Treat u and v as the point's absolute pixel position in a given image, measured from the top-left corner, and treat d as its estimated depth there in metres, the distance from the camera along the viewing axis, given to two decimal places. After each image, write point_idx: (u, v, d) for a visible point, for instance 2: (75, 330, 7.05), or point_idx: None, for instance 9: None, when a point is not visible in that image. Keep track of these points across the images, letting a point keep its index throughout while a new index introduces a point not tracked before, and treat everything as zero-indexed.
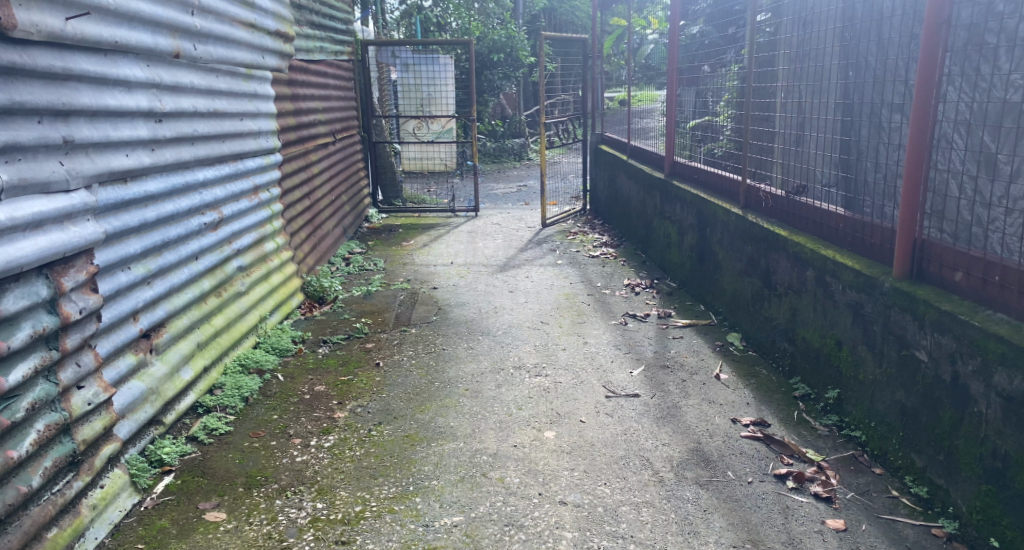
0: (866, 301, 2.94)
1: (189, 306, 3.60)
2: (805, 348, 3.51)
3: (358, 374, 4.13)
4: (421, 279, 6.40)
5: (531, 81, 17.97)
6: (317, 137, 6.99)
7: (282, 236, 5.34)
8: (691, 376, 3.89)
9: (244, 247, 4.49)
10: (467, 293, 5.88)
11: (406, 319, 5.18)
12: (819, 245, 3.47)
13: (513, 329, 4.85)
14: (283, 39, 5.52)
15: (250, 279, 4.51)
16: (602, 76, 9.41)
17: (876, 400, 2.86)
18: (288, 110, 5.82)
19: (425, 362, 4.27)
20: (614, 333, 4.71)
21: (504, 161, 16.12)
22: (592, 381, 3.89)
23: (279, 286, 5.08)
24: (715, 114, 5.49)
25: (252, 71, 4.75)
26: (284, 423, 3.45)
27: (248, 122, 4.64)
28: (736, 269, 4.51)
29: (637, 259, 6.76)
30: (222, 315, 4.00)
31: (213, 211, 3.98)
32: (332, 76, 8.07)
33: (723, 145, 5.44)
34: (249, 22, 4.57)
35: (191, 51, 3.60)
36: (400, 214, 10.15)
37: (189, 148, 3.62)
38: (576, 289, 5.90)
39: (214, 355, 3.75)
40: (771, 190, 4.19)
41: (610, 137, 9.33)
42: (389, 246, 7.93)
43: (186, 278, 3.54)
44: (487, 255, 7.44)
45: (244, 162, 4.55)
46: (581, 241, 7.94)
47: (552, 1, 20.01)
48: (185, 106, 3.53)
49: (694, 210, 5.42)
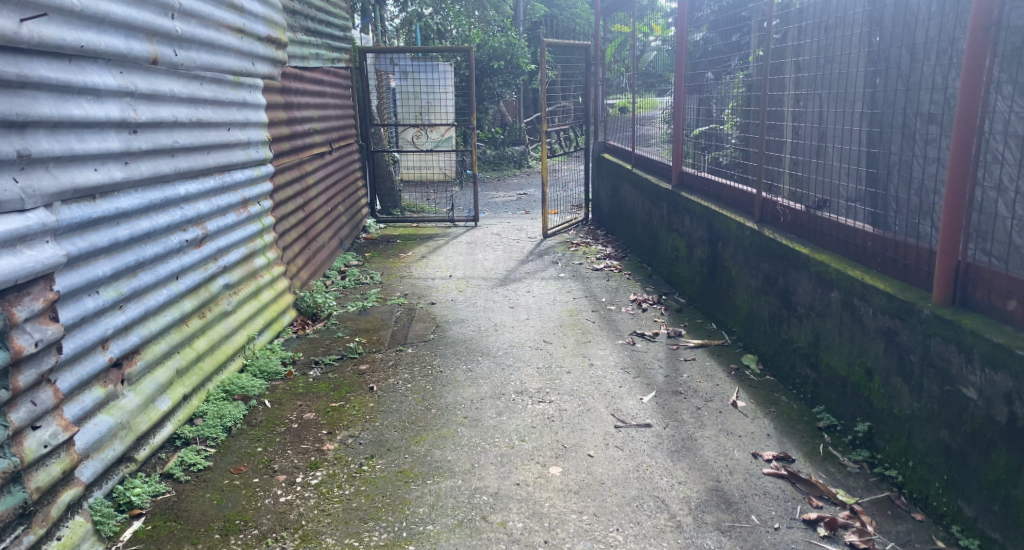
0: (901, 329, 2.69)
1: (169, 330, 3.35)
2: (830, 375, 3.27)
3: (350, 399, 3.86)
4: (418, 293, 6.16)
5: (531, 88, 17.79)
6: (312, 147, 6.76)
7: (274, 250, 5.10)
8: (706, 404, 3.64)
9: (232, 264, 4.25)
10: (466, 309, 5.64)
11: (402, 337, 4.93)
12: (844, 264, 3.23)
13: (514, 349, 4.61)
14: (275, 46, 5.29)
15: (237, 297, 4.27)
16: (604, 83, 9.18)
17: (914, 438, 2.61)
18: (280, 119, 5.59)
19: (421, 386, 4.02)
20: (622, 354, 4.46)
21: (504, 169, 15.90)
22: (600, 409, 3.64)
23: (270, 303, 4.84)
24: (720, 122, 5.26)
25: (241, 78, 4.52)
26: (268, 456, 3.20)
27: (237, 132, 4.41)
28: (751, 287, 4.26)
29: (643, 273, 6.52)
30: (205, 337, 3.76)
31: (197, 227, 3.74)
32: (329, 83, 7.85)
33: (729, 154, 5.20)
34: (238, 27, 4.35)
35: (171, 57, 3.37)
36: (399, 225, 9.93)
37: (169, 160, 3.38)
38: (580, 304, 5.66)
39: (195, 381, 3.51)
40: (789, 205, 3.96)
41: (614, 146, 9.10)
42: (386, 258, 7.69)
43: (164, 300, 3.29)
44: (487, 267, 7.20)
45: (231, 174, 4.31)
46: (584, 253, 7.70)
47: (553, 8, 19.88)
48: (165, 115, 3.30)
49: (704, 223, 5.18)
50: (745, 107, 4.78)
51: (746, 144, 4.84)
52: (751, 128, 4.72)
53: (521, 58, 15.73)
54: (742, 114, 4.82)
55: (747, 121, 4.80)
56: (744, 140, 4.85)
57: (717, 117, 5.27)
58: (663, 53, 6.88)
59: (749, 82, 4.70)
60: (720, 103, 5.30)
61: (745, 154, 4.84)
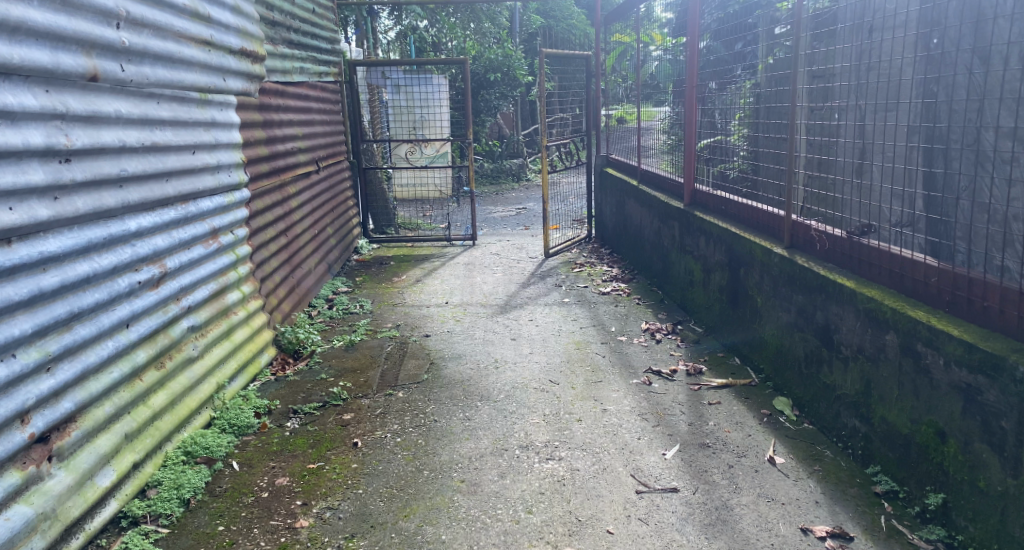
0: (987, 387, 2.23)
1: (116, 388, 2.89)
2: (885, 432, 2.80)
3: (329, 460, 3.39)
4: (412, 323, 5.70)
5: (529, 100, 17.40)
6: (297, 167, 6.33)
7: (250, 283, 4.66)
8: (739, 461, 3.17)
9: (197, 303, 3.80)
10: (464, 342, 5.17)
11: (392, 378, 4.46)
12: (903, 301, 2.76)
13: (517, 392, 4.13)
14: (251, 60, 4.86)
15: (204, 341, 3.81)
16: (605, 96, 8.79)
17: (1009, 521, 2.14)
18: (258, 138, 5.15)
19: (412, 441, 3.54)
20: (638, 397, 3.98)
21: (502, 183, 15.48)
22: (618, 468, 3.17)
23: (244, 343, 4.38)
24: (724, 134, 4.96)
25: (210, 95, 4.09)
26: (230, 538, 2.73)
27: (204, 155, 3.96)
28: (783, 321, 3.80)
29: (653, 297, 6.07)
30: (164, 391, 3.29)
31: (153, 265, 3.28)
32: (316, 99, 7.42)
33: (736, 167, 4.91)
34: (204, 39, 3.93)
35: (118, 73, 2.95)
36: (393, 245, 9.46)
37: (115, 192, 2.93)
38: (587, 335, 5.19)
39: (149, 445, 3.04)
40: (825, 230, 3.51)
41: (618, 160, 8.68)
42: (379, 283, 7.23)
43: (110, 353, 2.84)
44: (486, 292, 6.73)
45: (198, 202, 3.87)
46: (589, 274, 7.24)
47: (549, 19, 19.58)
48: (109, 140, 2.87)
49: (723, 246, 4.72)
50: (756, 121, 4.48)
51: (760, 159, 4.46)
52: (766, 141, 4.42)
53: (517, 70, 15.39)
54: (752, 129, 4.50)
55: (756, 135, 4.52)
56: (761, 154, 4.47)
57: (724, 130, 4.92)
58: (664, 63, 6.49)
59: (758, 93, 4.43)
60: (725, 114, 4.95)
61: (755, 169, 4.61)
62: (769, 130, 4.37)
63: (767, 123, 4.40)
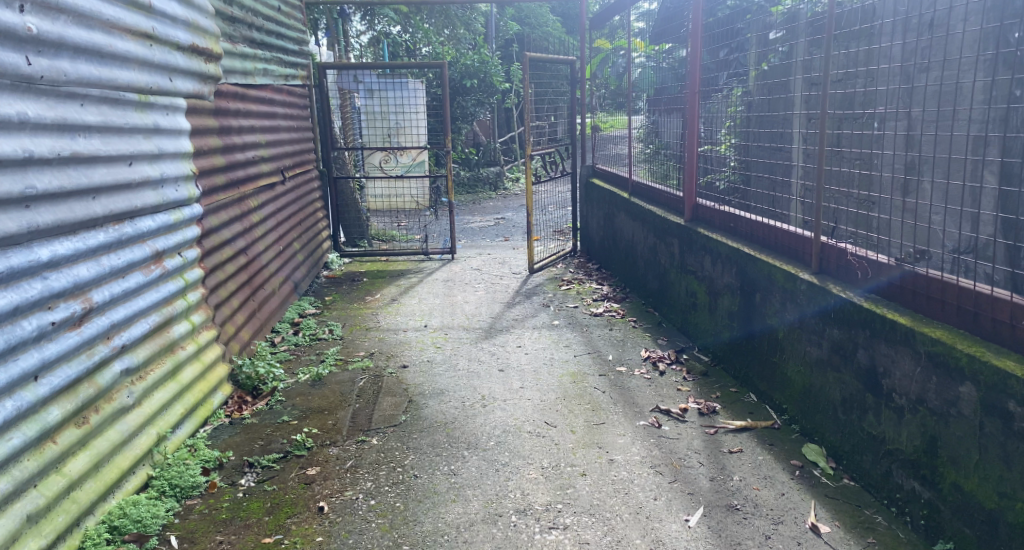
0: None
1: (18, 457, 2.32)
2: (959, 504, 2.35)
3: (289, 532, 2.84)
4: (388, 351, 5.16)
5: (506, 107, 16.96)
6: (259, 178, 5.77)
7: (202, 311, 4.09)
8: (776, 530, 2.69)
9: (134, 340, 3.22)
10: (446, 375, 4.62)
11: (364, 421, 3.93)
12: (981, 347, 2.33)
13: (510, 438, 3.62)
14: (204, 58, 4.31)
15: (142, 385, 3.24)
16: (587, 104, 8.35)
17: None
18: (213, 146, 4.59)
19: (389, 505, 3.02)
20: (647, 444, 3.50)
21: (479, 192, 15.01)
22: (635, 540, 2.67)
23: (193, 382, 3.81)
24: (712, 143, 4.87)
25: (152, 97, 3.53)
26: None
27: (145, 167, 3.40)
28: (811, 357, 3.35)
29: (650, 320, 5.60)
30: (88, 452, 2.72)
31: (74, 300, 2.72)
32: (282, 104, 6.87)
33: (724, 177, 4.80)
34: (143, 32, 3.38)
35: (22, 67, 2.41)
36: (366, 258, 8.92)
37: (17, 215, 2.39)
38: (583, 364, 4.70)
39: (62, 524, 2.47)
40: (865, 255, 3.08)
41: (605, 170, 8.25)
42: (351, 303, 6.68)
43: (7, 415, 2.27)
44: (468, 313, 6.21)
45: (136, 222, 3.30)
46: (577, 293, 6.77)
47: (525, 26, 19.17)
48: (6, 149, 2.32)
49: (733, 268, 4.27)
50: (744, 130, 4.42)
51: (752, 170, 4.35)
52: (758, 151, 4.30)
53: (494, 77, 14.94)
54: (742, 138, 4.43)
55: (748, 144, 4.40)
56: (774, 168, 4.06)
57: (710, 139, 4.86)
58: (648, 70, 6.47)
59: (749, 101, 4.36)
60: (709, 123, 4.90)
61: (745, 178, 4.46)
62: (762, 139, 4.26)
63: (758, 133, 4.29)
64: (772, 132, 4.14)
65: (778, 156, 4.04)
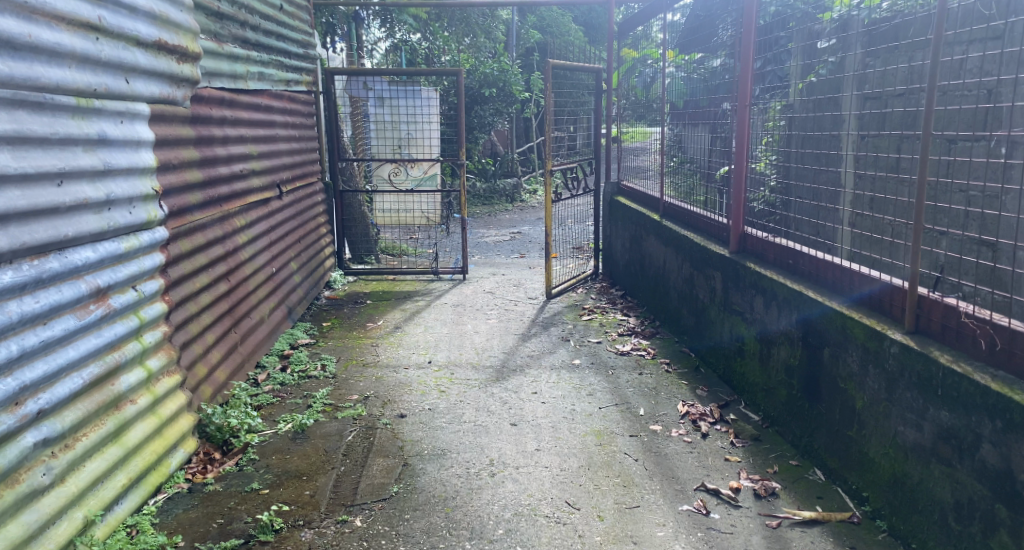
0: None
1: None
2: None
3: None
4: (385, 394, 4.52)
5: (525, 117, 16.39)
6: (248, 193, 5.16)
7: (164, 354, 3.44)
8: None
9: (61, 401, 2.59)
10: (449, 430, 3.95)
11: (348, 492, 3.27)
12: None
13: (522, 525, 2.95)
14: (177, 56, 3.70)
15: (69, 456, 2.60)
16: (612, 114, 7.70)
17: None
18: (187, 159, 3.98)
19: None
20: (694, 539, 2.82)
21: (495, 204, 14.42)
22: None
23: (146, 443, 3.16)
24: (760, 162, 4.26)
25: (100, 102, 2.92)
26: None
27: (84, 186, 2.78)
28: (905, 441, 2.65)
29: (686, 363, 4.91)
30: None
31: None
32: (281, 111, 6.27)
33: (761, 197, 4.33)
34: (84, 20, 2.76)
35: None
36: (371, 277, 8.30)
37: None
38: (610, 420, 4.02)
39: None
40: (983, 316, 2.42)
41: (631, 187, 7.58)
42: (350, 331, 6.05)
43: None
44: (478, 347, 5.55)
45: (68, 254, 2.68)
46: (601, 325, 6.09)
47: (546, 34, 18.58)
48: None
49: (794, 314, 3.58)
50: (785, 148, 4.03)
51: (792, 193, 3.93)
52: (799, 173, 3.89)
53: (513, 86, 14.34)
54: (781, 156, 4.06)
55: (788, 164, 4.00)
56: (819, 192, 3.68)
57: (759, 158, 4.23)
58: (677, 82, 5.78)
59: (792, 116, 3.97)
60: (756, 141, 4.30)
61: (785, 202, 4.06)
62: (805, 159, 3.86)
63: (801, 152, 3.89)
64: (818, 153, 3.75)
65: (823, 179, 3.65)
